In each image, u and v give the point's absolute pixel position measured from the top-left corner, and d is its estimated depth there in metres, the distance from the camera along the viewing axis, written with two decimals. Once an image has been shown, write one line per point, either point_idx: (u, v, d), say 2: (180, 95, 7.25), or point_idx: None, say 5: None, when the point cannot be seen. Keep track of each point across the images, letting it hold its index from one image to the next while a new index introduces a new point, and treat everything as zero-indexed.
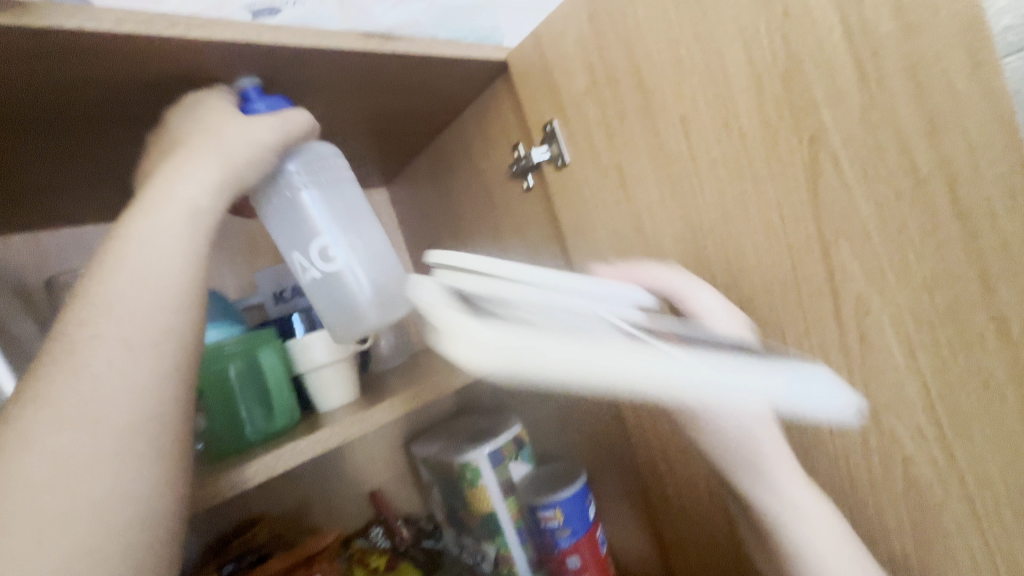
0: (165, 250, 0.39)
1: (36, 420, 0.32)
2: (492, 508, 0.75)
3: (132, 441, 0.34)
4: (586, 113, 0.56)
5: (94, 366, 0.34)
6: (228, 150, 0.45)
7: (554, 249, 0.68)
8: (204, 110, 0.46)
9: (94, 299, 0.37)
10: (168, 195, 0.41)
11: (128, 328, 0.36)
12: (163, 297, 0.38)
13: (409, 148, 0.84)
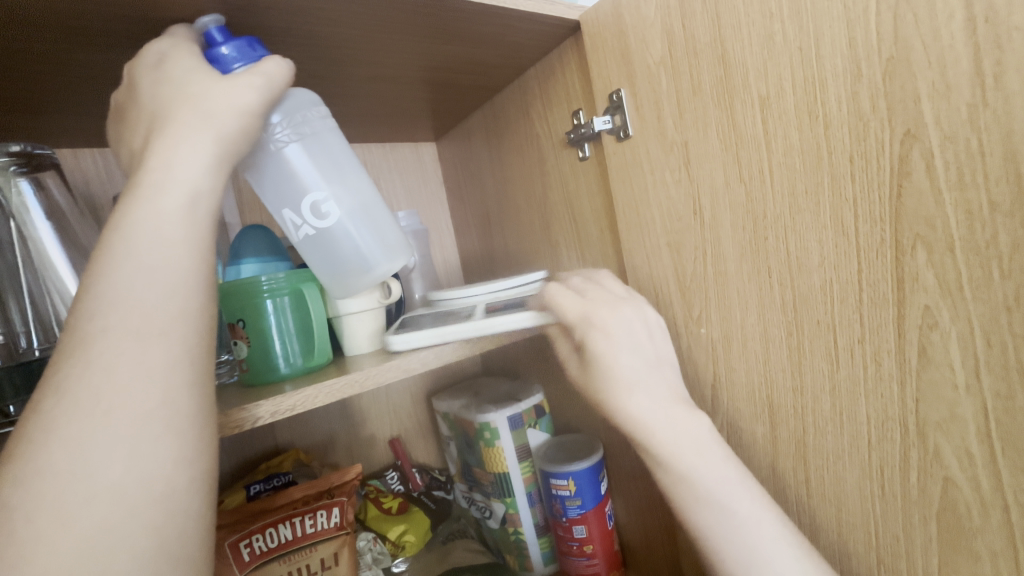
0: (171, 237, 0.36)
1: (56, 412, 0.30)
2: (506, 469, 0.77)
3: (146, 424, 0.31)
4: (658, 85, 0.53)
5: (115, 350, 0.32)
6: (215, 122, 0.41)
7: (601, 223, 0.67)
8: (174, 74, 0.42)
9: (100, 286, 0.34)
10: (166, 176, 0.38)
11: (145, 311, 0.34)
12: (178, 270, 0.36)
13: (466, 104, 0.83)
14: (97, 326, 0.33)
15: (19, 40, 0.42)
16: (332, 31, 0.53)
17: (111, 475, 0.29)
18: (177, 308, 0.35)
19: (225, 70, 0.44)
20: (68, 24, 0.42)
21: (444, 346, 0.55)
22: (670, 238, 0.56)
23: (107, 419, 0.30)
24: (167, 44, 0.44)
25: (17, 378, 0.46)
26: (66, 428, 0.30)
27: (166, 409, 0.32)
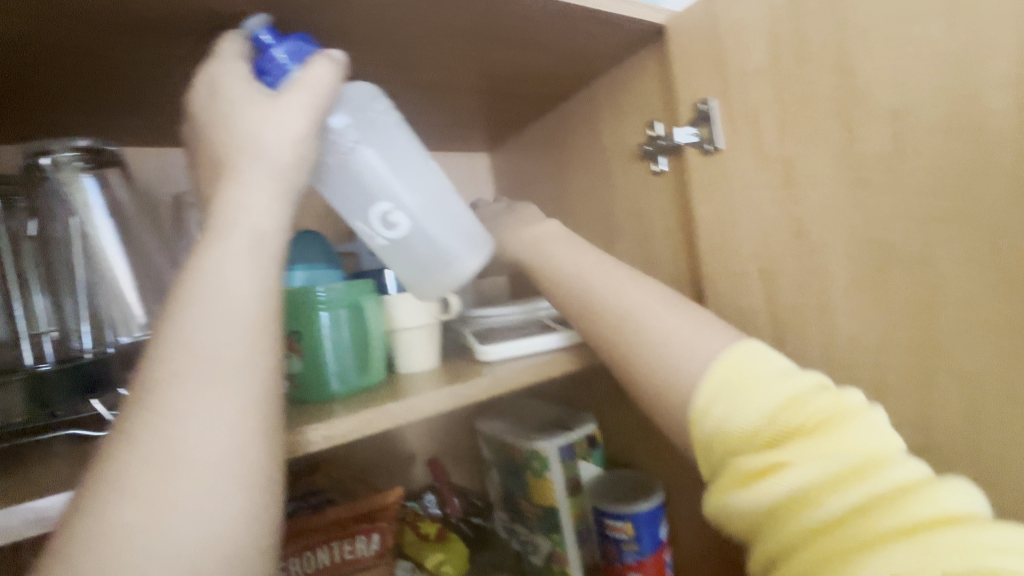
0: (236, 286, 0.34)
1: (127, 466, 0.28)
2: (555, 503, 0.72)
3: (216, 478, 0.29)
4: (758, 96, 0.48)
5: (184, 399, 0.30)
6: (271, 158, 0.38)
7: (674, 244, 0.62)
8: (227, 109, 0.40)
9: (168, 337, 0.32)
10: (231, 220, 0.36)
11: (214, 356, 0.32)
12: (246, 310, 0.34)
13: (526, 112, 0.79)
14: (166, 374, 0.31)
15: (95, 37, 0.41)
16: (407, 30, 0.50)
17: (181, 531, 0.28)
18: (246, 351, 0.33)
19: (278, 77, 0.41)
20: (145, 21, 0.40)
21: (506, 371, 0.50)
22: (763, 265, 0.50)
23: (175, 473, 0.28)
24: (213, 64, 0.41)
25: (65, 382, 0.43)
26: (135, 485, 0.28)
27: (232, 463, 0.30)
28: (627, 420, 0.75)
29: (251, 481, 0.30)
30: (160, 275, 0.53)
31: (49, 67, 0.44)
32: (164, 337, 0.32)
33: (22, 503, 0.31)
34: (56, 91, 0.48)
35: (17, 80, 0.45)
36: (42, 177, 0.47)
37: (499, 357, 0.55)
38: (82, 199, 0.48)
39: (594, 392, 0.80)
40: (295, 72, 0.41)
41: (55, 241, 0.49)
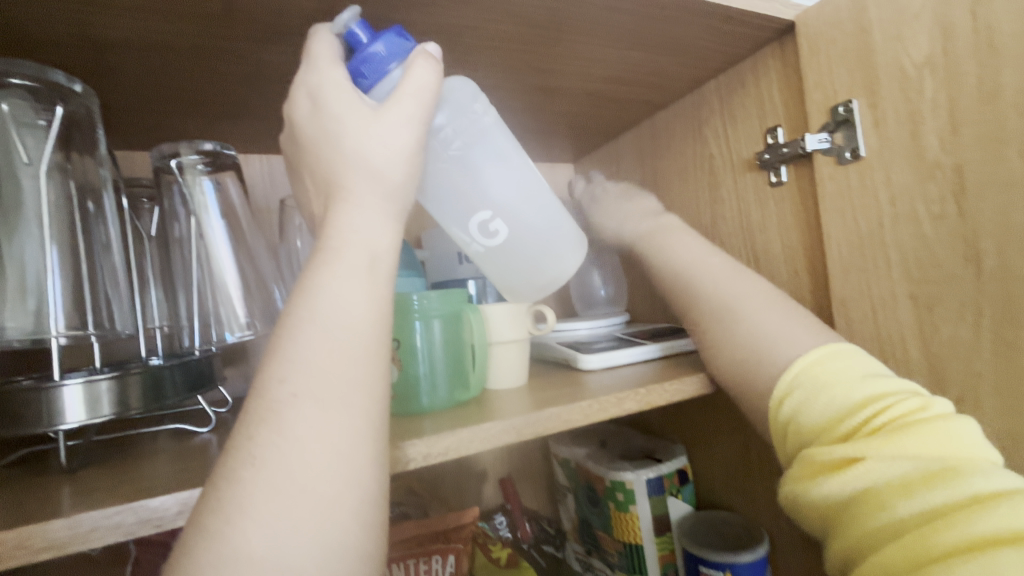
0: (353, 312, 0.32)
1: (249, 486, 0.27)
2: (640, 542, 0.66)
3: (335, 509, 0.27)
4: (918, 94, 0.42)
5: (305, 420, 0.28)
6: (386, 178, 0.35)
7: (795, 263, 0.55)
8: (329, 124, 0.36)
9: (287, 355, 0.30)
10: (345, 238, 0.33)
11: (335, 378, 0.30)
12: (365, 330, 0.32)
13: (621, 122, 0.76)
14: (280, 393, 0.29)
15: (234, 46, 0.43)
16: (513, 28, 0.49)
17: (299, 557, 0.26)
18: (362, 370, 0.31)
19: (377, 78, 0.38)
20: (273, 25, 0.41)
21: (607, 395, 0.46)
22: (917, 289, 0.43)
23: (295, 495, 0.27)
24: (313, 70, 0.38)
25: (177, 376, 0.45)
26: (258, 508, 0.26)
27: (351, 492, 0.28)
28: (724, 455, 0.68)
29: (359, 504, 0.28)
30: (263, 279, 0.53)
31: (186, 75, 0.47)
32: (282, 352, 0.30)
33: (142, 500, 0.30)
34: (189, 100, 0.51)
35: (157, 89, 0.48)
36: (170, 177, 0.50)
37: (599, 366, 0.58)
38: (200, 201, 0.50)
39: (684, 422, 0.74)
40: (395, 71, 0.38)
41: (175, 240, 0.51)
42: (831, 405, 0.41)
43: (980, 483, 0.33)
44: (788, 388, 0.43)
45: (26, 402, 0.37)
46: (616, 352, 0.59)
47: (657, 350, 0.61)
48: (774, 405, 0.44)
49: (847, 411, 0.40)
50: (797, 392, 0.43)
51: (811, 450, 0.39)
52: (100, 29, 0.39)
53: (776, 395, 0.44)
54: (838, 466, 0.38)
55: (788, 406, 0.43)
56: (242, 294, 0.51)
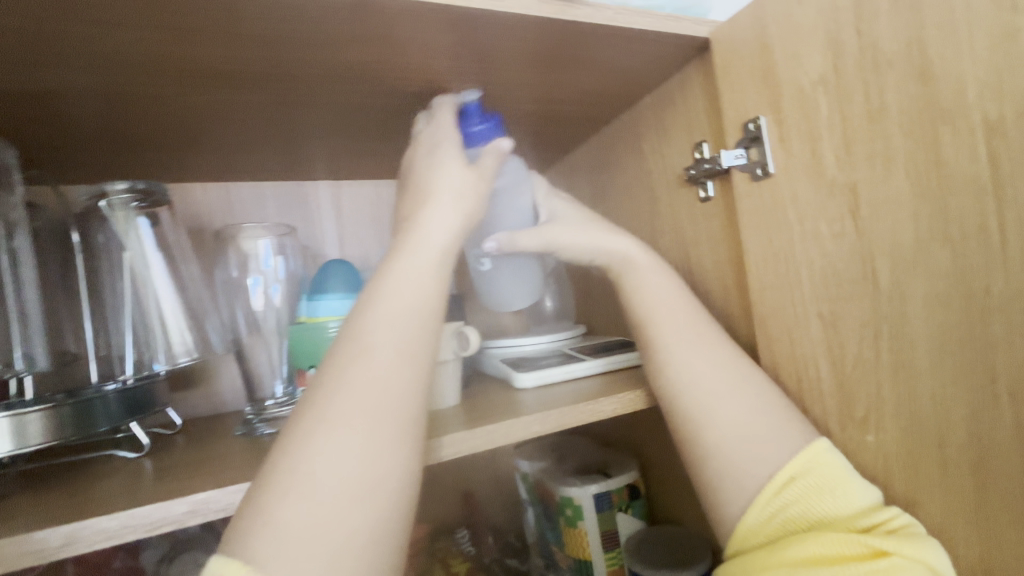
0: (428, 287, 0.42)
1: (329, 408, 0.35)
2: (588, 558, 0.66)
3: (390, 436, 0.36)
4: (815, 110, 0.41)
5: (374, 364, 0.37)
6: (466, 192, 0.47)
7: (724, 279, 0.55)
8: (435, 153, 0.50)
9: (370, 314, 0.40)
10: (426, 231, 0.44)
11: (400, 336, 0.39)
12: (425, 301, 0.42)
13: (570, 137, 0.77)
14: (378, 340, 0.39)
15: (146, 72, 0.47)
16: (425, 57, 0.50)
17: (361, 467, 0.34)
18: (421, 333, 0.40)
19: (472, 143, 0.53)
20: (191, 59, 0.46)
21: (519, 418, 0.46)
22: (824, 307, 0.43)
23: (364, 420, 0.35)
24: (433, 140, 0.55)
25: (112, 405, 0.46)
26: (333, 424, 0.35)
27: (400, 427, 0.36)
28: (674, 470, 0.67)
29: (405, 437, 0.36)
30: (199, 310, 0.56)
31: (121, 104, 0.51)
32: (365, 311, 0.40)
33: (43, 528, 0.33)
34: (118, 125, 0.55)
35: (97, 118, 0.53)
36: (103, 215, 0.52)
37: (533, 384, 0.58)
38: (134, 237, 0.52)
39: (639, 436, 0.74)
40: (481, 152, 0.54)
41: (110, 273, 0.53)
42: (827, 506, 0.41)
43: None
44: (796, 472, 0.42)
45: None
46: (552, 369, 0.59)
47: (597, 366, 0.61)
48: (773, 486, 0.43)
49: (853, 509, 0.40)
50: (799, 482, 0.42)
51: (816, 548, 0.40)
52: (13, 65, 0.42)
53: (781, 478, 0.43)
54: (822, 560, 0.39)
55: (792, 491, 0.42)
56: (184, 321, 0.54)
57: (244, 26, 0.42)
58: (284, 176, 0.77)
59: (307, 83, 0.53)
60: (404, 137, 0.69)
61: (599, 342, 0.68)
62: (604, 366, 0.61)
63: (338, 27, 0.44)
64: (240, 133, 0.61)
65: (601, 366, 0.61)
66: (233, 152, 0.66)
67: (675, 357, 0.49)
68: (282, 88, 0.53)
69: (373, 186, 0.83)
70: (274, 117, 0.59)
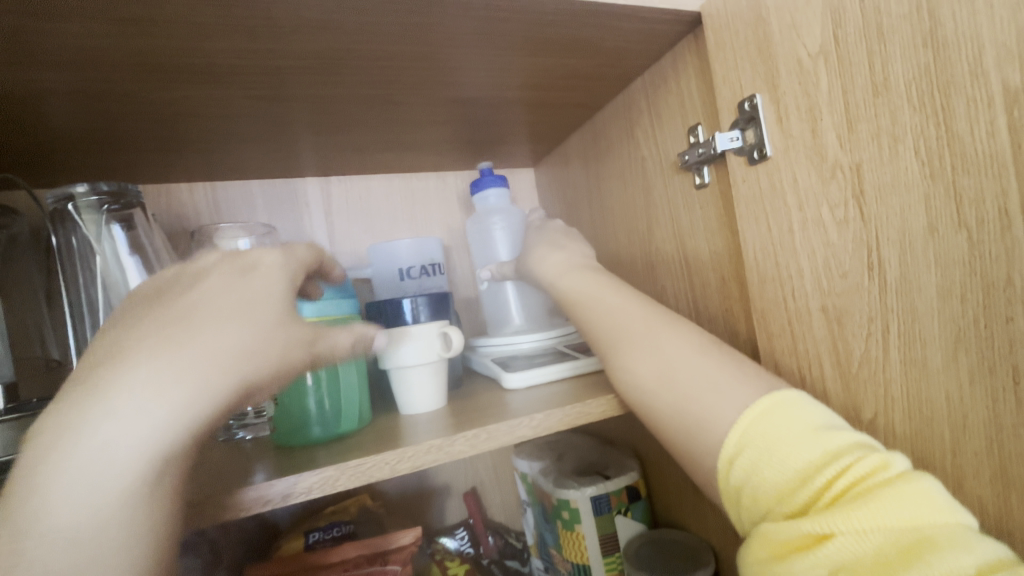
0: (129, 443, 0.31)
1: None
2: (586, 562, 0.63)
3: None
4: (815, 86, 0.38)
5: (50, 549, 0.29)
6: (221, 310, 0.35)
7: (722, 271, 0.52)
8: (212, 266, 0.38)
9: (30, 490, 0.29)
10: (132, 363, 0.31)
11: (90, 508, 0.30)
12: (127, 463, 0.31)
13: (562, 125, 0.74)
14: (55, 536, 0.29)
15: (102, 71, 0.44)
16: (395, 45, 0.48)
17: None
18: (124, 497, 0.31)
19: (482, 182, 0.74)
20: (145, 54, 0.43)
21: (500, 423, 0.44)
22: (827, 301, 0.39)
23: None
24: (234, 274, 0.38)
25: None
26: None
27: None
28: (675, 471, 0.64)
29: None
30: None
31: (84, 105, 0.49)
32: (23, 485, 0.29)
33: None
34: (82, 127, 0.53)
35: (63, 120, 0.51)
36: (71, 219, 0.51)
37: (521, 385, 0.56)
38: (107, 242, 0.51)
39: (639, 435, 0.71)
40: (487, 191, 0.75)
41: (84, 280, 0.52)
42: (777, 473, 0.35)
43: (956, 557, 0.27)
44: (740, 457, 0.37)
45: None
46: (540, 369, 0.57)
47: (590, 366, 0.58)
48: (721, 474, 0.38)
49: (801, 475, 0.34)
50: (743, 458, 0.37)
51: (768, 526, 0.33)
52: None
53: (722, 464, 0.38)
54: (801, 543, 0.32)
55: (738, 471, 0.37)
56: None
57: (193, 17, 0.39)
58: (272, 175, 0.75)
59: (272, 76, 0.50)
60: (387, 129, 0.66)
61: None
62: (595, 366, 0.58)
63: (295, 15, 0.41)
64: (214, 132, 0.59)
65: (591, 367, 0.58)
66: (212, 150, 0.64)
67: (652, 362, 0.45)
68: (253, 83, 0.51)
69: (363, 182, 0.81)
70: (245, 113, 0.56)
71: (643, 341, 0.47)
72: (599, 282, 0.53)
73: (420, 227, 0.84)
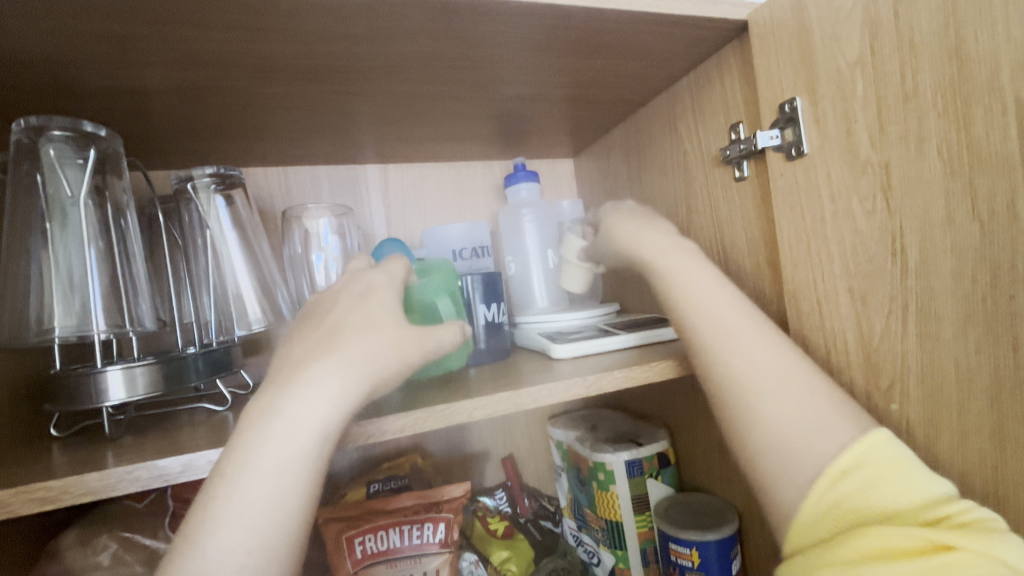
0: (316, 403, 0.39)
1: (199, 531, 0.36)
2: (619, 518, 0.70)
3: (261, 559, 0.36)
4: (851, 92, 0.43)
5: (250, 488, 0.37)
6: (373, 309, 0.45)
7: (757, 256, 0.57)
8: (354, 281, 0.49)
9: (246, 438, 0.38)
10: (322, 347, 0.42)
11: (280, 457, 0.38)
12: (308, 419, 0.39)
13: (606, 119, 0.79)
14: (256, 477, 0.37)
15: (221, 69, 0.51)
16: (470, 49, 0.54)
17: None
18: (305, 454, 0.38)
19: (514, 176, 0.82)
20: (260, 56, 0.50)
21: (557, 382, 0.51)
22: (854, 283, 0.45)
23: (230, 543, 0.35)
24: (358, 296, 0.46)
25: (200, 364, 0.52)
26: (198, 545, 0.35)
27: (266, 552, 0.36)
28: (703, 440, 0.70)
29: (273, 554, 0.36)
30: (269, 282, 0.62)
31: (198, 100, 0.56)
32: (242, 435, 0.38)
33: (169, 459, 0.40)
34: (187, 120, 0.61)
35: (177, 113, 0.59)
36: (188, 196, 0.59)
37: (567, 355, 0.62)
38: (215, 217, 0.59)
39: (669, 408, 0.77)
40: (519, 184, 0.82)
41: (195, 249, 0.60)
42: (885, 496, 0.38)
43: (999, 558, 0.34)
44: (840, 469, 0.40)
45: (81, 382, 0.46)
46: (585, 342, 0.63)
47: (630, 341, 0.64)
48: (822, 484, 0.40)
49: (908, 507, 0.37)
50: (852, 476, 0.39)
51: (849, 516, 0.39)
52: (105, 67, 0.48)
53: (830, 473, 0.40)
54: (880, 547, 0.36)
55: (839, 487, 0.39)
56: (256, 293, 0.60)
57: (310, 27, 0.46)
58: (337, 161, 0.82)
59: (354, 77, 0.57)
60: (447, 121, 0.73)
61: (633, 319, 0.70)
62: (632, 343, 0.64)
63: (393, 25, 0.47)
64: (298, 124, 0.66)
65: (628, 341, 0.64)
66: (291, 139, 0.71)
67: (708, 313, 0.49)
68: (342, 81, 0.58)
69: (417, 170, 0.88)
70: (329, 107, 0.64)
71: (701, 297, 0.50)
72: (684, 261, 0.53)
73: (467, 213, 0.90)
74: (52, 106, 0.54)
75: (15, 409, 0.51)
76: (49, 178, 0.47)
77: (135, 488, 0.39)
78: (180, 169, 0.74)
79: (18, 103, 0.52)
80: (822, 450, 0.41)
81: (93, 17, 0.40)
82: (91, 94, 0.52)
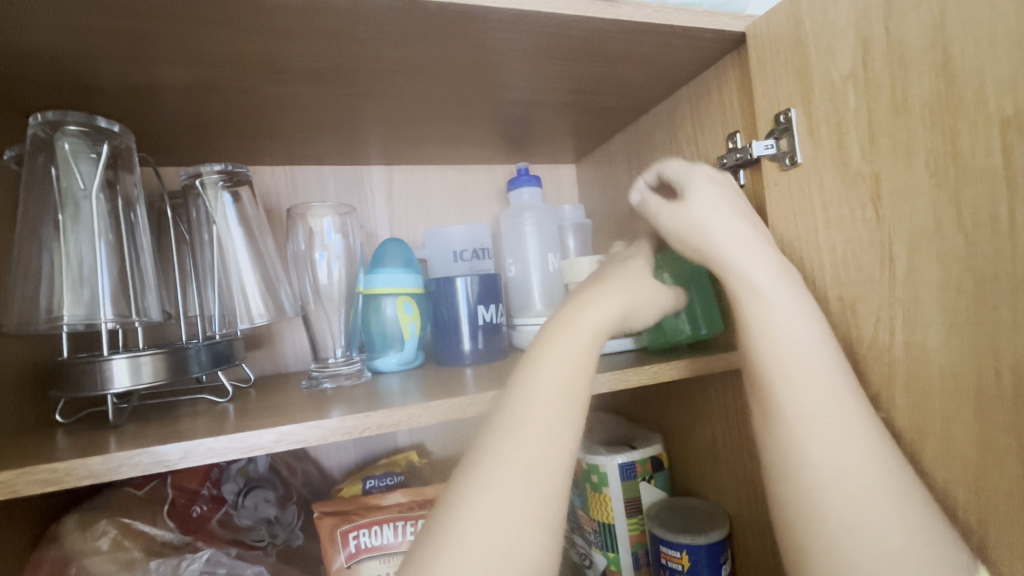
0: (577, 357, 0.45)
1: (489, 467, 0.39)
2: (611, 521, 0.70)
3: (547, 497, 0.39)
4: (844, 105, 0.44)
5: (532, 431, 0.41)
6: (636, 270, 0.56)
7: None
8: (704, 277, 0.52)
9: (522, 386, 0.44)
10: (577, 309, 0.49)
11: (550, 404, 0.43)
12: (571, 371, 0.45)
13: (609, 126, 0.80)
14: (534, 423, 0.41)
15: (230, 69, 0.53)
16: (475, 55, 0.55)
17: (510, 526, 0.37)
18: (565, 409, 0.43)
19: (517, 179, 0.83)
20: (270, 56, 0.51)
21: None
22: (845, 290, 0.46)
23: (515, 481, 0.39)
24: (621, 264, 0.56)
25: (202, 356, 0.53)
26: (487, 476, 0.39)
27: (546, 493, 0.39)
28: (697, 445, 0.71)
29: (553, 497, 0.39)
30: (273, 278, 0.64)
31: (208, 98, 0.58)
32: (523, 381, 0.44)
33: (168, 446, 0.41)
34: (197, 118, 0.62)
35: (188, 110, 0.60)
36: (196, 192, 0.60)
37: None
38: (221, 212, 0.60)
39: (664, 413, 0.78)
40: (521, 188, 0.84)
41: (200, 243, 0.62)
42: None
43: None
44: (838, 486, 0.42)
45: (85, 370, 0.47)
46: None
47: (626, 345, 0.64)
48: None
49: None
50: None
51: None
52: (116, 62, 0.49)
53: None
54: None
55: None
56: (259, 287, 0.62)
57: (320, 29, 0.47)
58: (343, 162, 0.84)
59: (360, 78, 0.58)
60: (452, 124, 0.74)
61: None
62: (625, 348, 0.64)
63: (401, 29, 0.49)
64: (305, 124, 0.68)
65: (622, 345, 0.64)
66: (300, 139, 0.73)
67: (792, 356, 0.45)
68: (349, 84, 0.59)
69: (422, 172, 0.89)
70: (336, 108, 0.65)
71: (779, 325, 0.46)
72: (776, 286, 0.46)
73: (470, 215, 0.92)
74: (66, 101, 0.55)
75: (24, 395, 0.52)
76: (63, 171, 0.49)
77: (135, 473, 0.40)
78: (189, 165, 0.76)
79: (35, 97, 0.54)
80: (842, 479, 0.42)
81: (107, 15, 0.42)
82: (104, 89, 0.54)
